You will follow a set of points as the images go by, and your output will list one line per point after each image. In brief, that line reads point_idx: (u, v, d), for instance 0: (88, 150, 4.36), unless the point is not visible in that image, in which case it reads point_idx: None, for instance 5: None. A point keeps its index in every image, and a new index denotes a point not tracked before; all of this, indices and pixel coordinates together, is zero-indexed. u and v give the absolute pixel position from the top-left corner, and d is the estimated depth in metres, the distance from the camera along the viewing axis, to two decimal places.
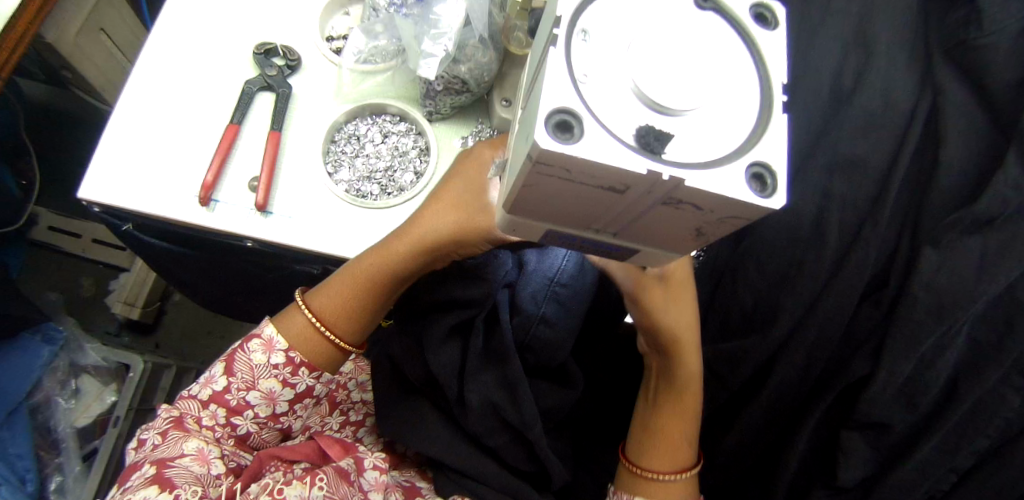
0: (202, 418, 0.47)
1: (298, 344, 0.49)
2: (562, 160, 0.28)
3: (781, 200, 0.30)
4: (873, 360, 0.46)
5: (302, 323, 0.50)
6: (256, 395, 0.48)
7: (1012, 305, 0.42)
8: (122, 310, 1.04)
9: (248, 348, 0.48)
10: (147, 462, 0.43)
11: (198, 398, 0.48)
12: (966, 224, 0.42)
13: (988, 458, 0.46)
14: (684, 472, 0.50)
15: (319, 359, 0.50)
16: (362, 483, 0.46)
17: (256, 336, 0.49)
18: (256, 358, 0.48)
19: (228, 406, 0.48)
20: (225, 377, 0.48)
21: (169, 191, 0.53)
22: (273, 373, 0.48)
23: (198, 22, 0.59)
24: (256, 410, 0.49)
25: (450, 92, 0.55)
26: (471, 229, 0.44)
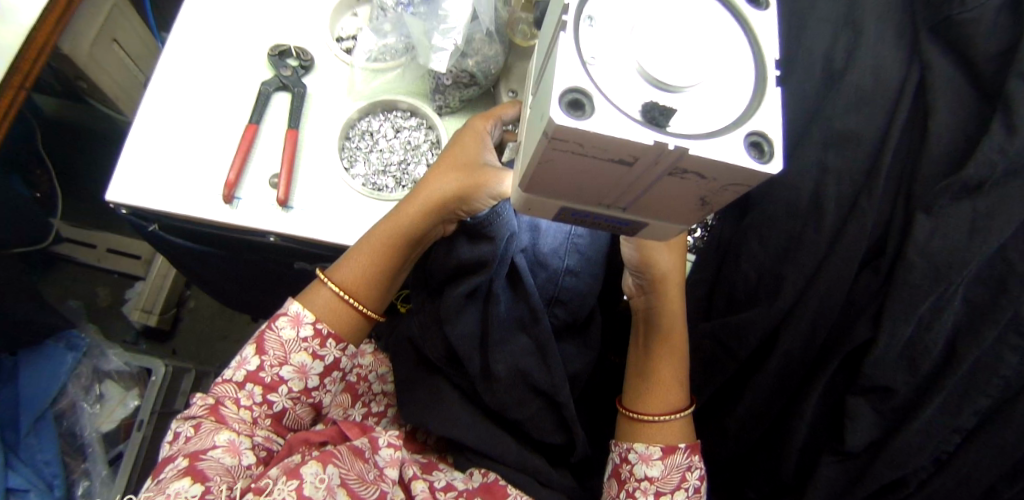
0: (240, 399, 0.49)
1: (326, 317, 0.52)
2: (575, 135, 0.30)
3: (778, 165, 0.32)
4: (874, 325, 0.48)
5: (327, 297, 0.52)
6: (289, 369, 0.50)
7: (1005, 266, 0.44)
8: (139, 317, 1.05)
9: (276, 326, 0.50)
10: (181, 454, 0.45)
11: (233, 381, 0.50)
12: (956, 190, 0.44)
13: (987, 416, 0.48)
14: (680, 412, 0.52)
15: (346, 330, 0.53)
16: (377, 460, 0.49)
17: (283, 313, 0.51)
18: (285, 334, 0.50)
19: (264, 383, 0.50)
20: (257, 356, 0.50)
21: (194, 191, 0.56)
22: (303, 347, 0.50)
23: (213, 28, 0.62)
24: (290, 385, 0.50)
25: (459, 86, 0.58)
26: (474, 182, 0.48)
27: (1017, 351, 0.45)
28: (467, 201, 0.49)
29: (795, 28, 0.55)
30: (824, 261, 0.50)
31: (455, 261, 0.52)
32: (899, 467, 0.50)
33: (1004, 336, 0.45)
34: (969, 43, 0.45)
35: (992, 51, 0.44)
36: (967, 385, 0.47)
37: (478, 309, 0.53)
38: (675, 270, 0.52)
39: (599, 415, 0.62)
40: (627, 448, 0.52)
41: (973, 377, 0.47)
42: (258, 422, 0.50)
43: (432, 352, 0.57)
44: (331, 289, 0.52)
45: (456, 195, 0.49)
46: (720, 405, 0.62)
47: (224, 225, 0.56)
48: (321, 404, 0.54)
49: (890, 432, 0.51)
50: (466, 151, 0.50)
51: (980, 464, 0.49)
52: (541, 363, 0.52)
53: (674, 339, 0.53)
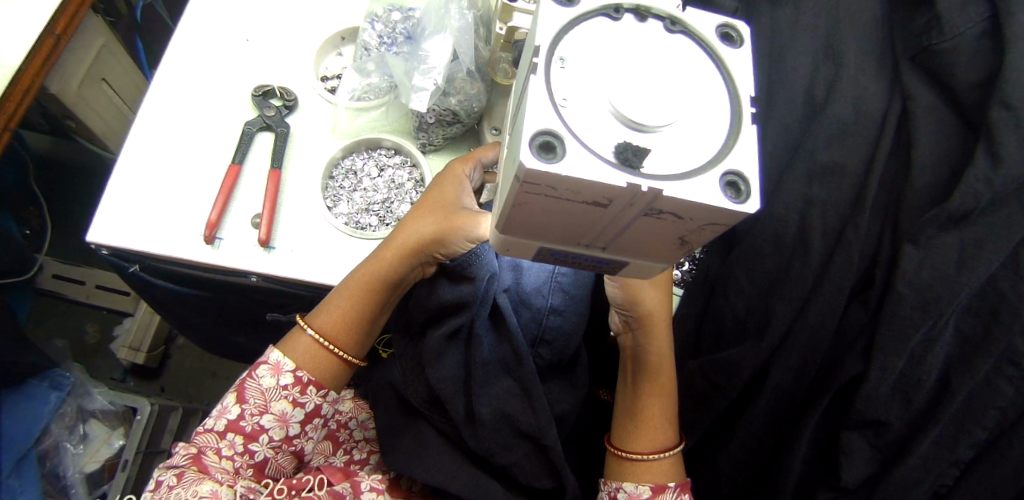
0: (221, 449, 0.47)
1: (307, 364, 0.50)
2: (547, 179, 0.30)
3: (755, 204, 0.32)
4: (865, 359, 0.47)
5: (307, 344, 0.51)
6: (270, 418, 0.49)
7: (996, 295, 0.43)
8: (126, 355, 1.03)
9: (257, 374, 0.49)
10: None
11: (214, 430, 0.48)
12: (942, 220, 0.43)
13: (986, 451, 0.46)
14: (669, 450, 0.51)
15: (326, 377, 0.51)
16: None
17: (263, 362, 0.50)
18: (266, 382, 0.49)
19: (244, 432, 0.48)
20: (238, 404, 0.48)
21: (175, 231, 0.55)
22: (283, 395, 0.49)
23: (197, 70, 0.62)
24: (271, 434, 0.49)
25: (442, 123, 0.58)
26: (452, 225, 0.47)
27: (1013, 382, 0.43)
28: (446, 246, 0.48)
29: (774, 61, 0.55)
30: (813, 294, 0.49)
31: (437, 302, 0.51)
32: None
33: (999, 368, 0.44)
34: (948, 73, 0.45)
35: (970, 81, 0.44)
36: (964, 418, 0.45)
37: (460, 350, 0.52)
38: (659, 306, 0.51)
39: (588, 455, 0.60)
40: (615, 488, 0.50)
41: (969, 409, 0.45)
42: (240, 472, 0.48)
43: (415, 395, 0.56)
44: (310, 336, 0.51)
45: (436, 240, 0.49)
46: (711, 442, 0.60)
47: (204, 266, 0.55)
48: (302, 452, 0.52)
49: (886, 469, 0.49)
50: (444, 194, 0.50)
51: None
52: (524, 406, 0.51)
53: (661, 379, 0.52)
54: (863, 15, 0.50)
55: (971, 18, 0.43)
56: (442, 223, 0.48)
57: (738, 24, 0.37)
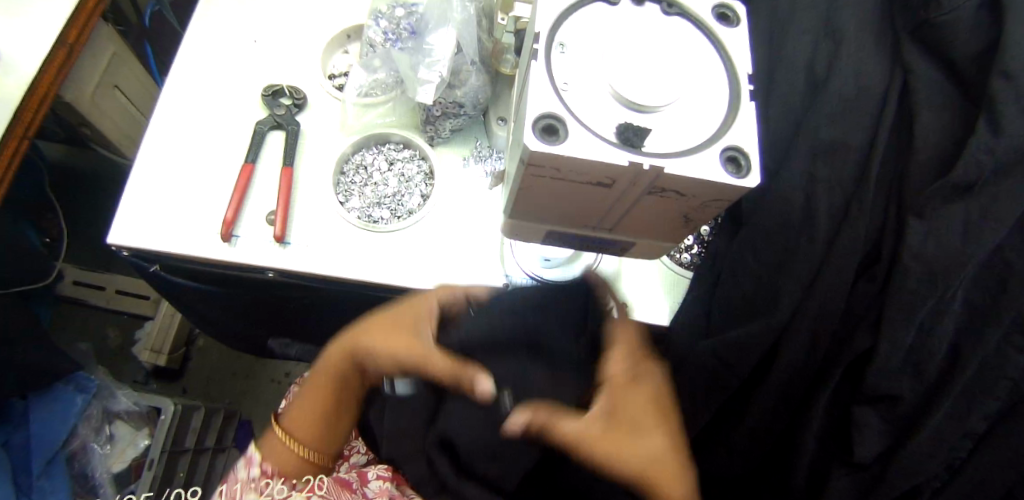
0: None
1: (276, 458, 0.48)
2: (551, 160, 0.31)
3: (757, 178, 0.33)
4: (874, 333, 0.48)
5: (277, 441, 0.48)
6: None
7: (1003, 265, 0.44)
8: (149, 357, 1.06)
9: (233, 469, 0.49)
10: None
11: None
12: (946, 192, 0.44)
13: (998, 421, 0.47)
14: None
15: (292, 468, 0.48)
16: (366, 491, 0.48)
17: (238, 460, 0.49)
18: (239, 475, 0.48)
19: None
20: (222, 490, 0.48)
21: (193, 231, 0.57)
22: (251, 486, 0.47)
23: (208, 73, 0.63)
24: None
25: (448, 116, 0.59)
26: (398, 345, 0.44)
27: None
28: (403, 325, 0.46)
29: (774, 42, 0.56)
30: (820, 270, 0.49)
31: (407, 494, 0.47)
32: (911, 479, 0.49)
33: (1009, 337, 0.44)
34: (948, 47, 0.46)
35: (969, 54, 0.45)
36: (975, 389, 0.46)
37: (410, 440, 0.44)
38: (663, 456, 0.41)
39: None
40: None
41: (980, 379, 0.45)
42: None
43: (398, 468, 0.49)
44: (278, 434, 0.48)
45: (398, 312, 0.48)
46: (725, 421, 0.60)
47: (222, 263, 0.57)
48: None
49: (898, 442, 0.49)
50: (396, 316, 0.47)
51: (995, 472, 0.48)
52: None
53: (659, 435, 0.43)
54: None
55: None
56: (392, 335, 0.45)
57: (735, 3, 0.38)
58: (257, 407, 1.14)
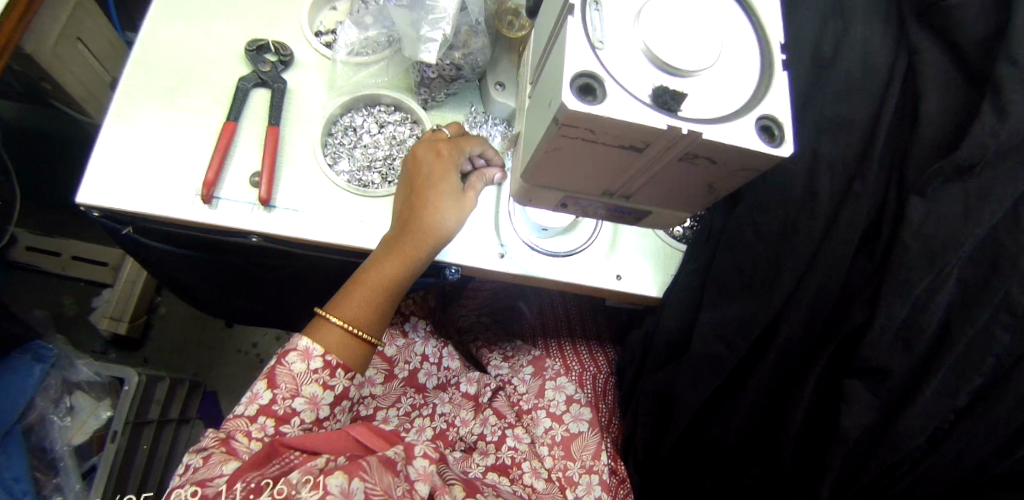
0: (251, 432, 0.48)
1: (336, 349, 0.51)
2: (587, 121, 0.30)
3: (789, 148, 0.32)
4: (870, 308, 0.49)
5: (337, 332, 0.51)
6: (302, 400, 0.49)
7: (996, 246, 0.45)
8: (107, 326, 1.00)
9: (286, 360, 0.49)
10: (189, 482, 0.42)
11: (245, 415, 0.48)
12: (947, 172, 0.45)
13: (979, 396, 0.49)
14: None
15: (352, 360, 0.52)
16: (410, 472, 0.44)
17: (292, 349, 0.50)
18: (295, 368, 0.49)
19: (276, 416, 0.49)
20: (269, 390, 0.49)
21: (170, 190, 0.53)
22: (313, 378, 0.50)
23: (187, 21, 0.59)
24: (301, 417, 0.50)
25: (443, 79, 0.55)
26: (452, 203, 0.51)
27: (1008, 329, 0.46)
28: (446, 216, 0.51)
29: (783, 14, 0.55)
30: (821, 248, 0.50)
31: None
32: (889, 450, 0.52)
33: (996, 316, 0.46)
34: (957, 30, 0.46)
35: (977, 38, 0.46)
36: (962, 366, 0.47)
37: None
38: None
39: None
40: None
41: (967, 357, 0.47)
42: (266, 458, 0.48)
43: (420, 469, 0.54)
44: (338, 324, 0.51)
45: (434, 220, 0.50)
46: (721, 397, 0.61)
47: (203, 226, 0.53)
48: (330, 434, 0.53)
49: (886, 418, 0.52)
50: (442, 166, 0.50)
51: (971, 443, 0.50)
52: None
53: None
54: None
55: None
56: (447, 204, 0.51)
57: None
58: (224, 381, 1.10)
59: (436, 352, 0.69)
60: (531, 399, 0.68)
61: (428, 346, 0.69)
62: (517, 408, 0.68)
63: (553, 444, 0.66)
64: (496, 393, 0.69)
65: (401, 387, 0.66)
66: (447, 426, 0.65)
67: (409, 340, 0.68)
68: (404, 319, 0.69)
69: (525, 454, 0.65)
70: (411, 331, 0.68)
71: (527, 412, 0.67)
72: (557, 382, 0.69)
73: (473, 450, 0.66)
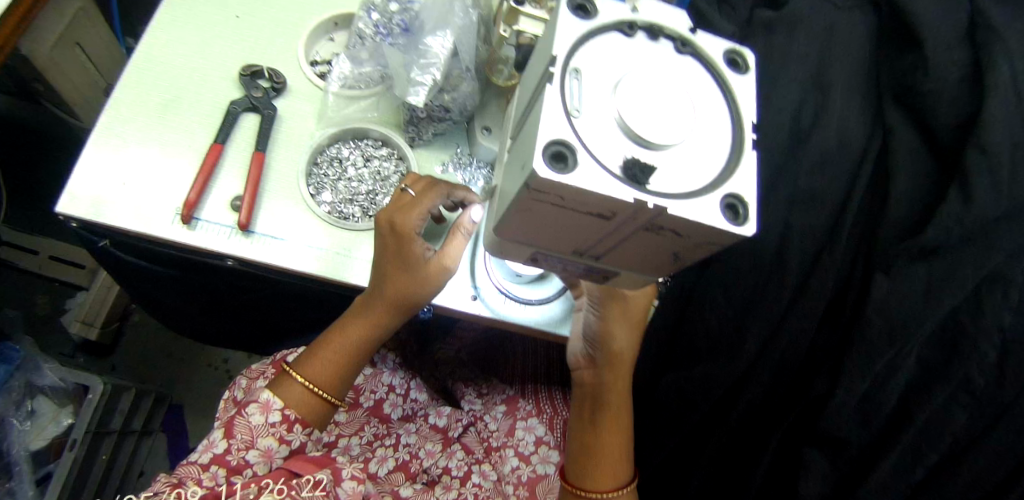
0: (202, 480, 0.45)
1: (298, 406, 0.50)
2: (556, 188, 0.31)
3: (752, 227, 0.33)
4: (830, 381, 0.50)
5: (300, 390, 0.50)
6: (256, 453, 0.47)
7: (957, 327, 0.47)
8: (79, 330, 0.98)
9: (245, 411, 0.48)
10: None
11: (197, 463, 0.46)
12: (913, 252, 0.47)
13: (938, 478, 0.49)
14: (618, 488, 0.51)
15: (312, 416, 0.51)
16: (340, 492, 0.49)
17: (252, 400, 0.49)
18: (254, 419, 0.48)
19: (228, 466, 0.47)
20: (225, 439, 0.47)
21: (150, 207, 0.53)
22: (271, 431, 0.48)
23: (187, 42, 0.60)
24: (255, 470, 0.48)
25: (432, 119, 0.57)
26: (416, 262, 0.49)
27: (966, 408, 0.46)
28: (412, 281, 0.49)
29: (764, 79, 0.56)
30: (787, 314, 0.50)
31: None
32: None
33: (955, 396, 0.47)
34: (930, 115, 0.49)
35: (950, 123, 0.48)
36: (920, 443, 0.48)
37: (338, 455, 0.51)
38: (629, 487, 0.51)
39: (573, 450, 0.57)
40: None
41: (926, 434, 0.48)
42: None
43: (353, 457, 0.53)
44: (300, 383, 0.50)
45: (399, 285, 0.49)
46: (686, 454, 0.61)
47: (180, 246, 0.53)
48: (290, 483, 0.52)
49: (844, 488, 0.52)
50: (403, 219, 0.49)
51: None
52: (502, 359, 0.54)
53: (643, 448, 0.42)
54: (850, 57, 0.54)
55: (952, 65, 0.49)
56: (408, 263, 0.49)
57: (745, 50, 0.38)
58: (189, 393, 1.08)
59: (404, 383, 0.67)
60: (501, 437, 0.67)
61: (397, 376, 0.67)
62: (485, 445, 0.67)
63: (518, 483, 0.63)
64: (467, 429, 0.68)
65: (364, 416, 0.64)
66: (409, 458, 0.63)
67: (376, 370, 0.67)
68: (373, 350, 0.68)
69: (490, 491, 0.63)
70: (380, 362, 0.67)
71: (496, 449, 0.66)
72: (527, 423, 0.67)
73: (435, 483, 0.63)
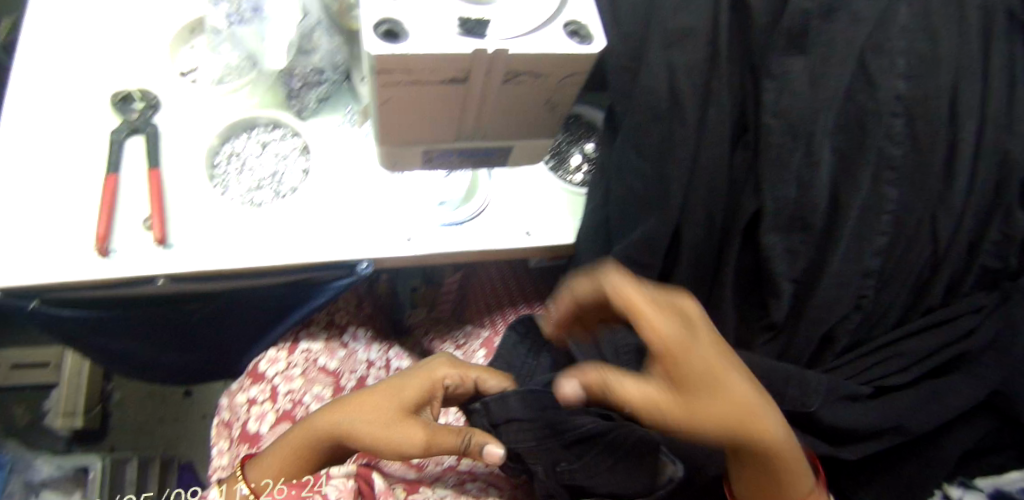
0: (248, 414, 0.58)
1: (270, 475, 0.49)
2: (398, 62, 0.31)
3: (602, 43, 0.34)
4: (759, 196, 0.51)
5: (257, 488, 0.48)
6: (288, 392, 0.58)
7: (857, 107, 0.48)
8: (64, 424, 0.92)
9: (278, 358, 0.61)
10: (239, 438, 0.58)
11: (247, 398, 0.59)
12: (785, 44, 0.49)
13: (889, 254, 0.50)
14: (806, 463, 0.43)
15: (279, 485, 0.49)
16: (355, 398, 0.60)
17: (292, 346, 0.62)
18: (281, 363, 0.61)
19: (251, 436, 0.57)
20: (263, 381, 0.60)
21: (65, 254, 0.52)
22: (302, 371, 0.60)
23: (49, 87, 0.58)
24: (280, 415, 0.58)
25: (310, 85, 0.57)
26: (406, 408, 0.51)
27: None
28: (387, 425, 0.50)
29: None
30: (701, 148, 0.51)
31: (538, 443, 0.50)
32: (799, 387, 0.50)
33: (881, 174, 0.48)
34: None
35: None
36: (864, 229, 0.49)
37: None
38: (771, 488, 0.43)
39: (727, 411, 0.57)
40: None
41: (865, 219, 0.49)
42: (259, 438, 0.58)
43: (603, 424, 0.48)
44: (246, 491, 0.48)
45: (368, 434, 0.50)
46: None
47: (107, 283, 0.52)
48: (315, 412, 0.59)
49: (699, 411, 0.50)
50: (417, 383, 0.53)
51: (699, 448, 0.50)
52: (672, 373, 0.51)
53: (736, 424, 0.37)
54: None
55: None
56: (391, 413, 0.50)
57: None
58: (195, 451, 0.99)
59: (382, 356, 0.67)
60: None
61: (372, 350, 0.66)
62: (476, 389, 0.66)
63: None
64: None
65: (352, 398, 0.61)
66: None
67: (350, 348, 0.64)
68: (341, 330, 0.65)
69: None
70: (351, 340, 0.64)
71: None
72: None
73: None
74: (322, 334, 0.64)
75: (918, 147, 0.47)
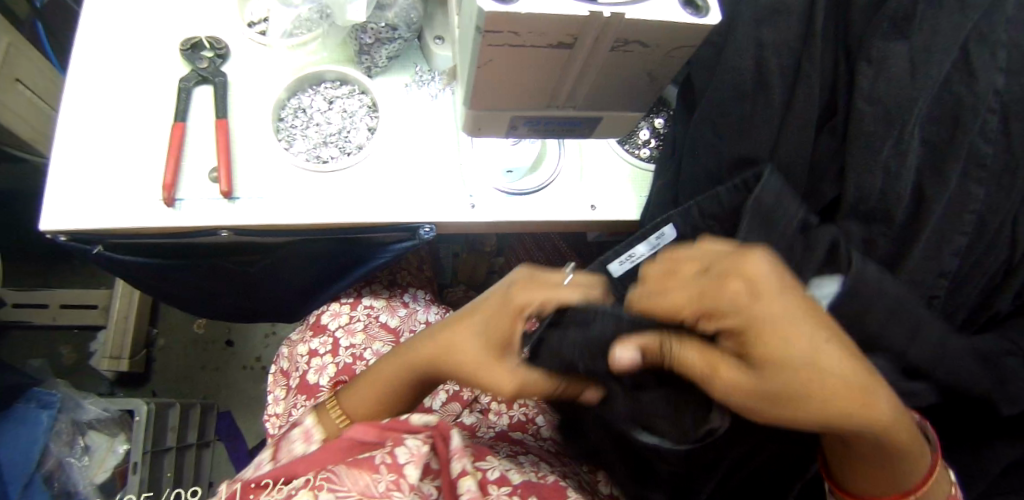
0: (308, 365, 0.63)
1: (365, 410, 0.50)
2: (508, 22, 0.30)
3: (717, 16, 0.32)
4: (840, 183, 0.49)
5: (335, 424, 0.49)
6: (347, 347, 0.63)
7: (955, 97, 0.45)
8: (109, 366, 0.93)
9: (341, 312, 0.65)
10: (299, 385, 0.63)
11: (310, 347, 0.64)
12: (887, 27, 0.46)
13: (966, 256, 0.47)
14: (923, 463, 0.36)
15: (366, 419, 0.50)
16: None
17: (355, 302, 0.66)
18: (343, 317, 0.65)
19: (309, 385, 0.62)
20: (325, 333, 0.64)
21: (133, 200, 0.52)
22: (362, 327, 0.64)
23: (120, 30, 0.58)
24: (337, 367, 0.62)
25: (382, 42, 0.55)
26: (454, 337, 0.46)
27: None
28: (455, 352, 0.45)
29: None
30: (782, 132, 0.50)
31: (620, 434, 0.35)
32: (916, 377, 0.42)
33: (969, 172, 0.46)
34: None
35: None
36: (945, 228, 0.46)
37: None
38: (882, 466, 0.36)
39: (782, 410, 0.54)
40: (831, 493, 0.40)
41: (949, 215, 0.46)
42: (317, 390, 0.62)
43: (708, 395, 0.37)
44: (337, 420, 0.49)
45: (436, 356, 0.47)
46: None
47: (173, 232, 0.53)
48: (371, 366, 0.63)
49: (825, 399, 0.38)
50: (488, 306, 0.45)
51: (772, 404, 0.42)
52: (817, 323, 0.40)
53: (835, 401, 0.29)
54: None
55: None
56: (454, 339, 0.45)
57: None
58: (233, 400, 1.01)
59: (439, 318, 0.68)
60: None
61: (430, 312, 0.68)
62: None
63: None
64: None
65: None
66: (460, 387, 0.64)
67: (410, 310, 0.68)
68: (402, 291, 0.68)
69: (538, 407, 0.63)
70: (411, 301, 0.68)
71: None
72: None
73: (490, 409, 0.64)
74: (384, 293, 0.68)
75: (1012, 144, 0.45)
